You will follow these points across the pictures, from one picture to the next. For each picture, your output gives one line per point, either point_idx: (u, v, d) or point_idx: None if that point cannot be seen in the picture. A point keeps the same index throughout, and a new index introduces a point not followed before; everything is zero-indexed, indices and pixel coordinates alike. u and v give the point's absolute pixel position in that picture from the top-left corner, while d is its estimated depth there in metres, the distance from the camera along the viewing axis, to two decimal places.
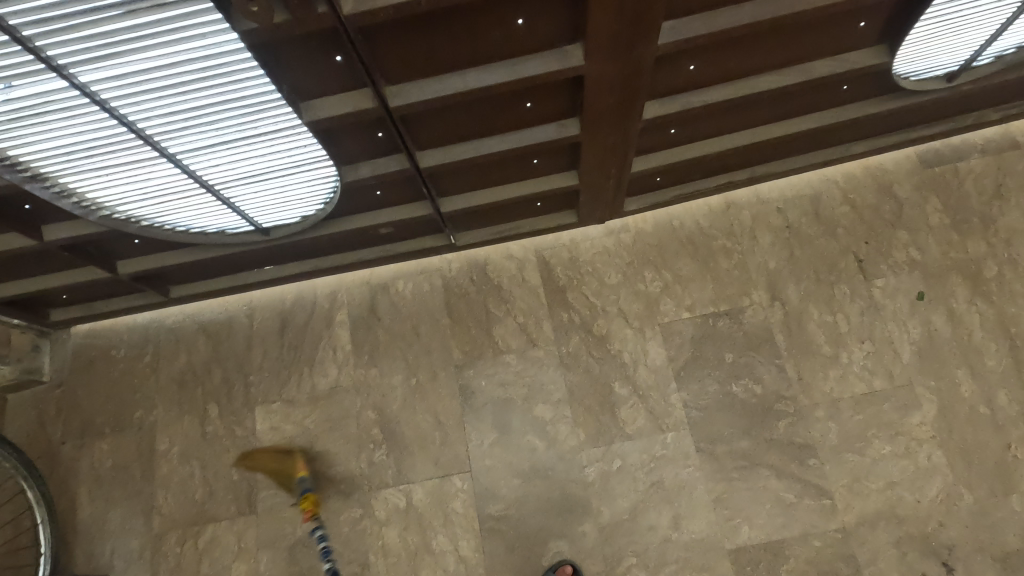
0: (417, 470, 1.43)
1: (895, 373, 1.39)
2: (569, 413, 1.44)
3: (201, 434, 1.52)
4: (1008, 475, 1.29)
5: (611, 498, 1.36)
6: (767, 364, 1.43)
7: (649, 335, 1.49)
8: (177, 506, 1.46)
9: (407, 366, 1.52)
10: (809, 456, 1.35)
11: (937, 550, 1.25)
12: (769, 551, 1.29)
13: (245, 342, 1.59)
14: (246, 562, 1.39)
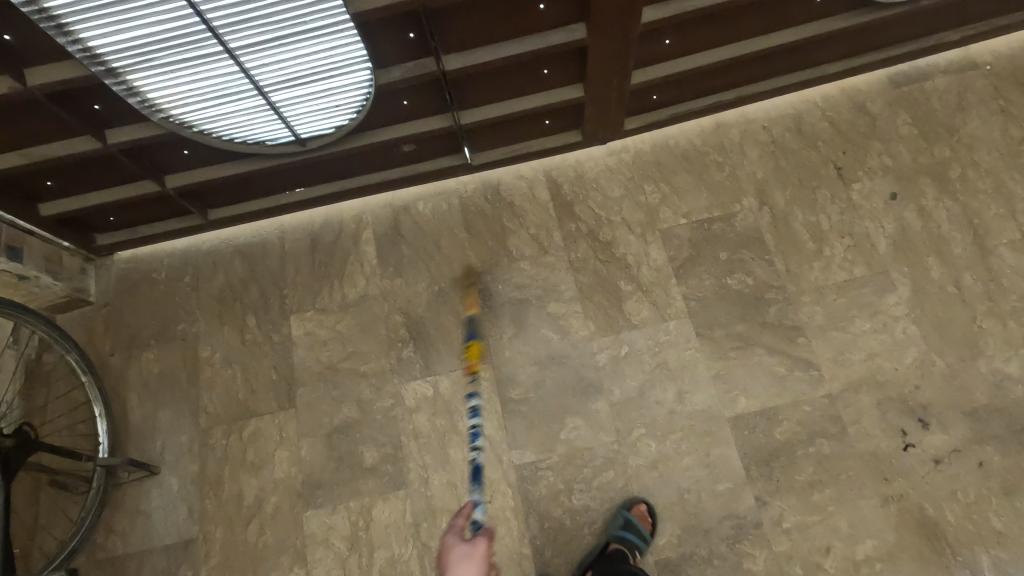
0: (443, 363, 1.56)
1: (873, 262, 1.54)
2: (581, 308, 1.58)
3: (241, 341, 1.64)
4: (974, 342, 1.44)
5: (621, 378, 1.50)
6: (759, 259, 1.58)
7: (650, 239, 1.63)
8: (221, 404, 1.58)
9: (430, 274, 1.66)
10: (798, 335, 1.49)
11: (914, 408, 1.40)
12: (765, 417, 1.43)
13: (279, 260, 1.72)
14: (288, 449, 1.51)
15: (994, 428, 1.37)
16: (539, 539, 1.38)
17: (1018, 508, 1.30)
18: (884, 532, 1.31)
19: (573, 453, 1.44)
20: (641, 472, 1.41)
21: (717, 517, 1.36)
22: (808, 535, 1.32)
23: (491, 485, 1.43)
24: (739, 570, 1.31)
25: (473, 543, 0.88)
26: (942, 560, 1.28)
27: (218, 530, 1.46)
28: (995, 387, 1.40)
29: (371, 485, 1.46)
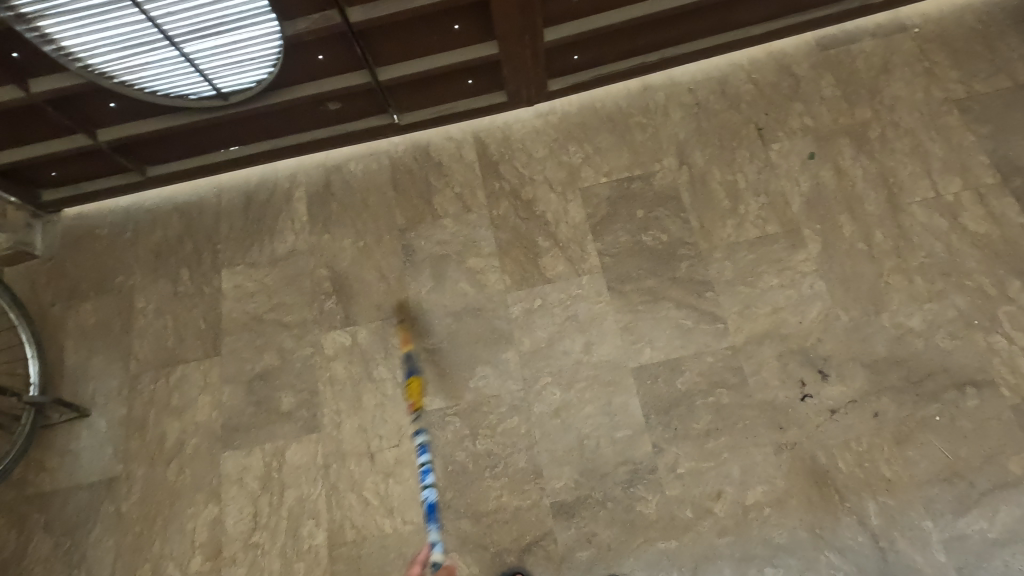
0: (363, 314, 1.60)
1: (786, 220, 1.56)
2: (498, 264, 1.62)
3: (173, 293, 1.70)
4: (879, 297, 1.45)
5: (532, 330, 1.53)
6: (673, 217, 1.60)
7: (571, 197, 1.66)
8: (151, 352, 1.64)
9: (356, 231, 1.70)
10: (707, 290, 1.51)
11: (814, 361, 1.41)
12: (668, 368, 1.45)
13: (214, 217, 1.78)
14: (210, 394, 1.57)
15: (891, 380, 1.38)
16: (441, 481, 1.42)
17: (908, 456, 1.31)
18: (775, 478, 1.33)
19: (480, 400, 1.48)
20: (543, 419, 1.44)
21: (613, 463, 1.38)
22: (700, 480, 1.35)
23: (400, 430, 1.48)
24: (631, 513, 1.34)
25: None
26: (830, 506, 1.29)
27: (140, 469, 1.52)
28: (896, 340, 1.41)
29: (286, 428, 1.51)
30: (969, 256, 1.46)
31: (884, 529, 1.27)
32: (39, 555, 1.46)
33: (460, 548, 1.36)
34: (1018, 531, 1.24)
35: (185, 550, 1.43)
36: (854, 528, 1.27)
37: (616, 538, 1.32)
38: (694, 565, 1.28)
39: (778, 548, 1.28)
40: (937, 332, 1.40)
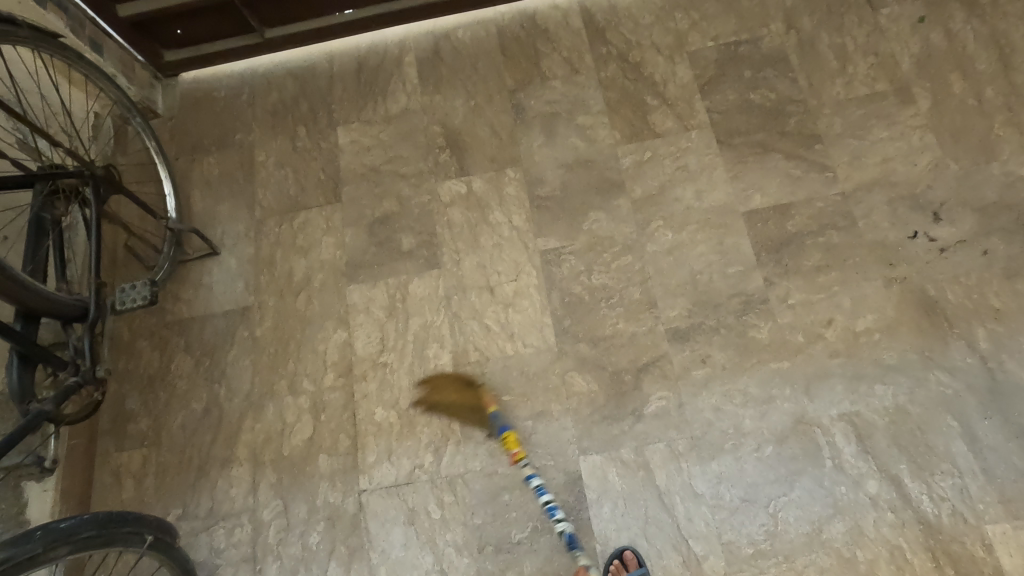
0: (477, 166, 1.68)
1: (896, 78, 1.59)
2: (607, 120, 1.67)
3: (292, 148, 1.78)
4: (990, 147, 1.49)
5: (643, 179, 1.59)
6: (782, 77, 1.64)
7: (678, 61, 1.71)
8: (275, 200, 1.73)
9: (467, 92, 1.77)
10: (816, 142, 1.56)
11: (925, 206, 1.47)
12: (778, 212, 1.51)
13: (327, 80, 1.85)
14: (334, 236, 1.66)
15: (1001, 223, 1.43)
16: (559, 311, 1.50)
17: (1017, 289, 1.37)
18: (885, 308, 1.39)
19: (595, 241, 1.55)
20: (656, 257, 1.51)
21: (726, 295, 1.46)
22: (811, 310, 1.41)
23: (517, 266, 1.56)
24: (744, 338, 1.41)
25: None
26: (940, 332, 1.36)
27: (271, 300, 1.62)
28: (1006, 187, 1.45)
29: (408, 265, 1.60)
30: None
31: (992, 352, 1.33)
32: (183, 372, 1.58)
33: (579, 367, 1.45)
34: None
35: (319, 368, 1.54)
36: (963, 351, 1.34)
37: (730, 359, 1.40)
38: (806, 382, 1.36)
39: (888, 367, 1.35)
40: None
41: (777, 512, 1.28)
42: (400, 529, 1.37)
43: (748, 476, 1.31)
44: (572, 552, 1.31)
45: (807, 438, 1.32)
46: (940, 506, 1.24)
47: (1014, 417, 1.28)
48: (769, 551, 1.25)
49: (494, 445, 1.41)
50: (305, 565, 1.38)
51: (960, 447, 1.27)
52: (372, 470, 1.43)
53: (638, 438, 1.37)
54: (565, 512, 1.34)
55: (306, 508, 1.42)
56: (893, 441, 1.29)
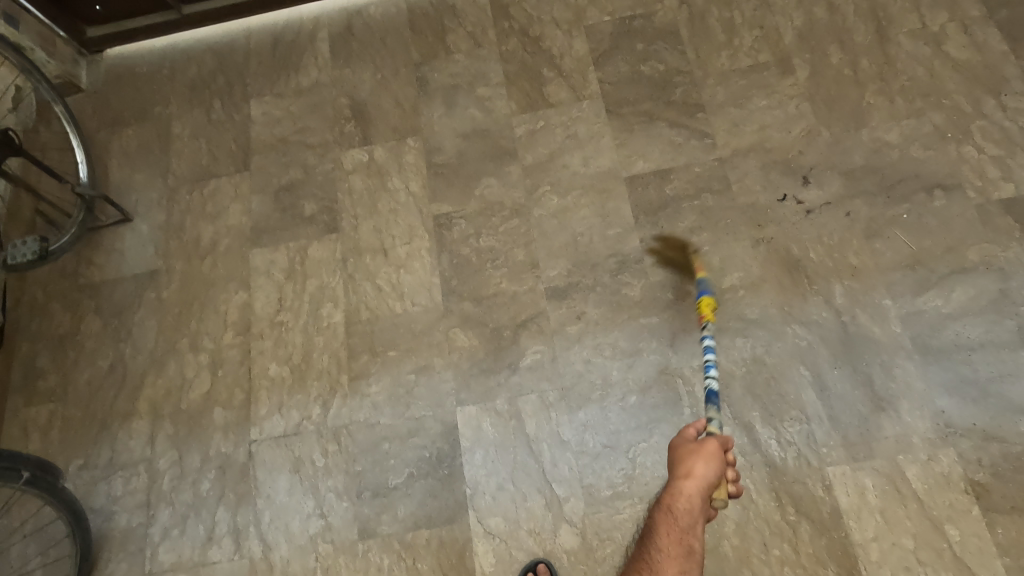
0: (379, 136, 1.74)
1: (778, 51, 1.65)
2: (505, 92, 1.73)
3: (207, 120, 1.85)
4: (860, 115, 1.55)
5: (535, 147, 1.66)
6: (672, 50, 1.70)
7: (575, 35, 1.77)
8: (188, 169, 1.80)
9: (374, 66, 1.83)
10: (699, 111, 1.62)
11: (797, 170, 1.53)
12: (658, 177, 1.57)
13: (244, 55, 1.91)
14: (242, 203, 1.73)
15: (866, 185, 1.49)
16: (447, 271, 1.57)
17: (875, 248, 1.43)
18: (751, 266, 1.46)
19: (485, 205, 1.61)
20: (542, 221, 1.58)
21: (604, 255, 1.52)
22: (682, 268, 1.48)
23: (411, 230, 1.62)
24: (618, 295, 1.48)
25: (701, 441, 1.05)
26: (799, 288, 1.42)
27: (179, 264, 1.69)
28: (873, 152, 1.51)
29: (309, 230, 1.66)
30: (949, 79, 1.55)
31: (847, 306, 1.39)
32: (92, 332, 1.64)
33: (462, 324, 1.51)
34: (969, 307, 1.35)
35: (219, 326, 1.60)
36: (820, 306, 1.40)
37: (603, 315, 1.47)
38: (672, 335, 1.42)
39: (750, 322, 1.41)
40: (911, 145, 1.51)
41: (636, 458, 1.34)
42: (286, 476, 1.44)
43: (612, 423, 1.38)
44: (443, 496, 1.37)
45: (669, 388, 1.38)
46: (787, 450, 1.30)
47: (862, 367, 1.34)
48: (625, 493, 1.32)
49: (378, 397, 1.48)
50: (194, 510, 1.44)
51: (809, 395, 1.34)
52: (263, 422, 1.49)
53: (512, 390, 1.43)
54: (440, 459, 1.40)
55: (200, 458, 1.48)
56: (748, 390, 1.35)
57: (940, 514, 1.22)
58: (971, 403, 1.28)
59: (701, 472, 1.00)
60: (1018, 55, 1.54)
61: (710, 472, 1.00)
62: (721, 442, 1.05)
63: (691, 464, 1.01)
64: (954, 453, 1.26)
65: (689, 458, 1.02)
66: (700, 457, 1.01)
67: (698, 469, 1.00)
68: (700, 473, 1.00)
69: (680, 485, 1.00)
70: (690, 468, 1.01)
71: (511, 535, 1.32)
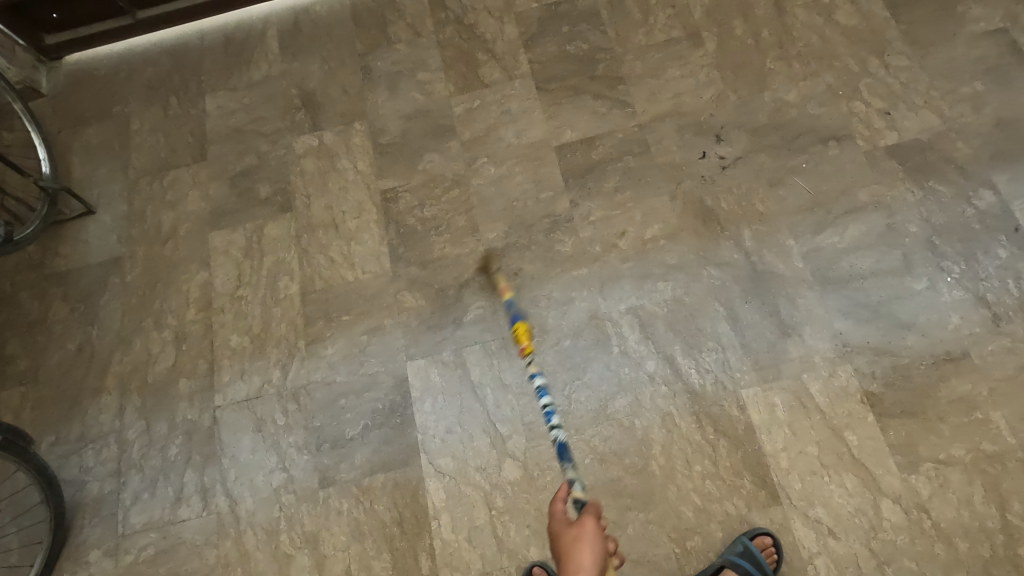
0: (328, 121, 1.86)
1: (689, 26, 1.81)
2: (444, 76, 1.87)
3: (165, 116, 1.95)
4: (764, 79, 1.71)
5: (472, 123, 1.79)
6: (594, 29, 1.85)
7: (506, 21, 1.91)
8: (148, 162, 1.89)
9: (322, 58, 1.95)
10: (620, 83, 1.77)
11: (709, 131, 1.68)
12: (584, 143, 1.71)
13: (198, 54, 2.02)
14: (200, 190, 1.83)
15: (769, 141, 1.64)
16: (394, 241, 1.68)
17: (779, 195, 1.58)
18: (670, 218, 1.60)
19: (428, 179, 1.74)
20: (481, 189, 1.71)
21: (538, 217, 1.65)
22: (608, 224, 1.62)
23: (360, 206, 1.74)
24: (551, 251, 1.61)
25: (579, 524, 1.03)
26: (713, 234, 1.57)
27: (141, 250, 1.78)
28: (775, 111, 1.67)
29: (264, 211, 1.77)
30: (840, 44, 1.72)
31: (755, 247, 1.54)
32: (60, 317, 1.73)
33: (410, 287, 1.63)
34: (861, 242, 1.51)
35: (182, 304, 1.70)
36: (731, 249, 1.55)
37: (538, 270, 1.60)
38: (601, 284, 1.56)
39: (670, 267, 1.55)
40: (808, 102, 1.67)
41: (572, 394, 1.47)
42: (249, 436, 1.53)
43: (549, 365, 1.50)
44: (397, 442, 1.48)
45: (599, 330, 1.51)
46: (705, 377, 1.44)
47: (769, 299, 1.48)
48: (563, 426, 1.44)
49: (334, 358, 1.58)
50: (164, 474, 1.52)
51: (723, 327, 1.48)
52: (226, 388, 1.59)
53: (457, 342, 1.55)
54: (392, 409, 1.51)
55: (167, 425, 1.57)
56: (670, 327, 1.49)
57: (840, 422, 1.36)
58: (865, 323, 1.43)
59: (588, 561, 0.98)
60: (899, 19, 1.72)
61: (596, 556, 0.99)
62: (596, 518, 1.04)
63: (579, 555, 0.99)
64: (851, 368, 1.40)
65: (574, 552, 1.00)
66: (585, 546, 1.00)
67: (585, 560, 0.98)
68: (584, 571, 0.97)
69: None
70: (579, 564, 0.98)
71: (460, 472, 1.43)
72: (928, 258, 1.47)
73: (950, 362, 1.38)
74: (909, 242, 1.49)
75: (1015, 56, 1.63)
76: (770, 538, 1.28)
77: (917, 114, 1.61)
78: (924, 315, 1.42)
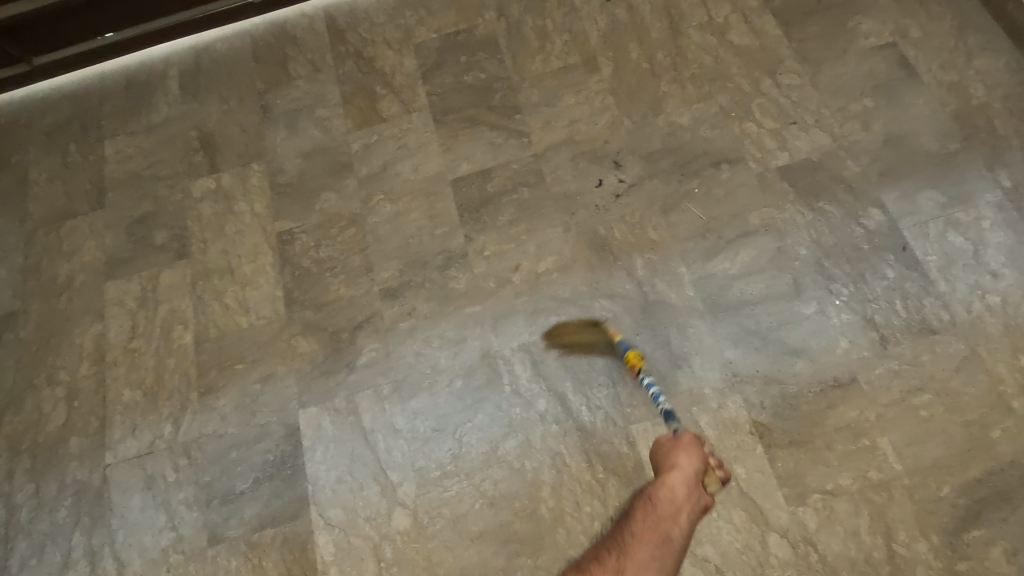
0: (226, 163, 1.83)
1: (585, 51, 1.79)
2: (342, 111, 1.84)
3: (63, 163, 1.91)
4: (658, 102, 1.69)
5: (369, 160, 1.76)
6: (492, 58, 1.83)
7: (405, 53, 1.89)
8: (45, 212, 1.86)
9: (221, 97, 1.93)
10: (516, 113, 1.75)
11: (604, 158, 1.66)
12: (480, 176, 1.69)
13: (98, 98, 1.99)
14: (96, 239, 1.79)
15: (663, 166, 1.63)
16: (289, 284, 1.65)
17: (671, 222, 1.56)
18: (563, 249, 1.58)
19: (324, 219, 1.71)
20: (376, 227, 1.68)
21: (433, 253, 1.63)
22: (502, 258, 1.59)
23: (256, 249, 1.71)
24: (445, 289, 1.58)
25: (677, 437, 1.14)
26: (605, 264, 1.54)
27: (36, 303, 1.74)
28: (669, 135, 1.66)
29: (161, 258, 1.74)
30: (733, 64, 1.70)
31: (647, 277, 1.52)
32: None
33: (304, 331, 1.60)
34: (752, 266, 1.49)
35: (75, 359, 1.66)
36: (623, 279, 1.52)
37: (432, 309, 1.57)
38: (494, 321, 1.53)
39: (562, 300, 1.53)
40: (701, 125, 1.65)
41: (462, 437, 1.44)
42: (139, 494, 1.49)
43: (441, 408, 1.47)
44: (287, 494, 1.45)
45: (491, 368, 1.49)
46: (596, 414, 1.41)
47: (661, 330, 1.46)
48: (453, 471, 1.41)
49: (226, 409, 1.55)
50: (52, 537, 1.48)
51: (614, 361, 1.45)
52: (117, 445, 1.55)
53: (350, 388, 1.52)
54: (283, 460, 1.48)
55: (56, 486, 1.53)
56: (561, 363, 1.46)
57: (729, 456, 1.34)
58: (755, 352, 1.41)
59: (683, 464, 1.08)
60: (791, 37, 1.71)
61: (691, 462, 1.08)
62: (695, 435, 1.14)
63: (676, 458, 1.09)
64: (740, 399, 1.38)
65: (674, 452, 1.10)
66: (683, 452, 1.10)
67: (681, 461, 1.08)
68: (681, 467, 1.07)
69: (665, 476, 1.07)
70: (679, 461, 1.08)
71: (350, 523, 1.40)
72: (818, 281, 1.45)
73: (838, 388, 1.36)
74: (799, 265, 1.47)
75: (904, 71, 1.62)
76: None
77: (808, 134, 1.59)
78: (813, 340, 1.40)
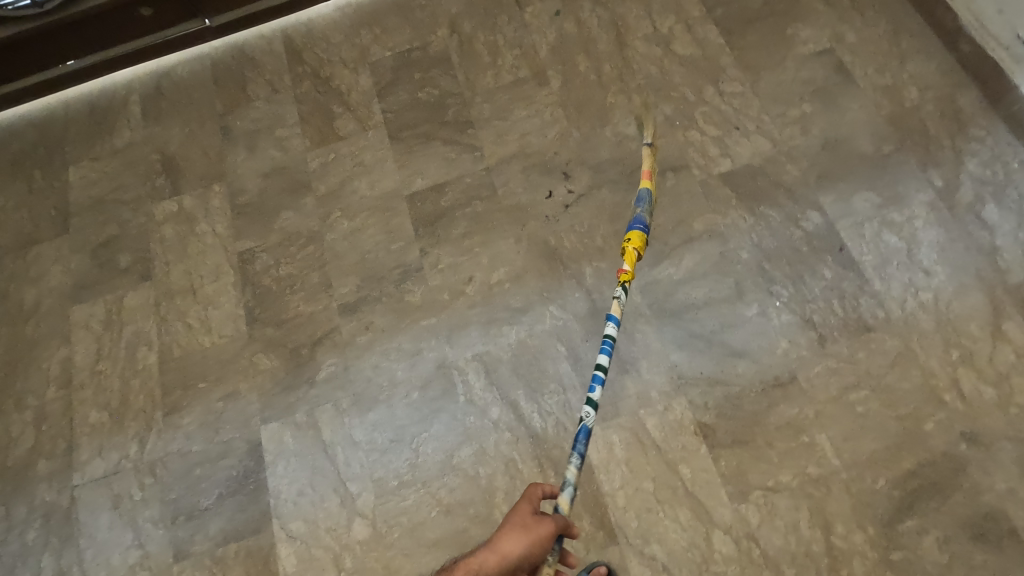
0: (188, 185, 1.87)
1: (535, 65, 1.84)
2: (300, 131, 1.88)
3: (28, 190, 1.95)
4: (605, 113, 1.74)
5: (327, 177, 1.80)
6: (445, 75, 1.87)
7: (361, 71, 1.93)
8: (11, 238, 1.89)
9: (183, 120, 1.96)
10: (469, 127, 1.79)
11: (553, 170, 1.70)
12: (434, 191, 1.73)
13: (61, 125, 2.03)
14: (62, 264, 1.83)
15: (611, 175, 1.67)
16: (250, 302, 1.69)
17: (619, 230, 1.61)
18: (515, 260, 1.62)
19: (284, 237, 1.75)
20: (334, 243, 1.72)
21: (389, 268, 1.67)
22: (456, 270, 1.63)
23: (218, 269, 1.75)
24: (401, 302, 1.62)
25: (538, 519, 1.08)
26: (556, 273, 1.59)
27: (4, 329, 1.78)
28: (616, 145, 1.70)
29: (125, 281, 1.77)
30: (677, 74, 1.75)
31: (595, 285, 1.56)
32: None
33: (265, 348, 1.63)
34: (696, 271, 1.53)
35: (42, 383, 1.69)
36: (573, 288, 1.57)
37: (389, 323, 1.61)
38: (448, 332, 1.57)
39: (514, 310, 1.57)
40: (647, 134, 1.70)
41: (418, 447, 1.48)
42: (106, 513, 1.53)
43: (398, 419, 1.51)
44: (250, 508, 1.48)
45: (446, 379, 1.53)
46: (547, 420, 1.45)
47: None
48: (410, 480, 1.45)
49: (191, 427, 1.58)
50: (22, 559, 1.52)
51: (564, 368, 1.49)
52: (84, 466, 1.58)
53: (310, 403, 1.56)
54: (246, 475, 1.51)
55: (25, 509, 1.56)
56: (514, 371, 1.51)
57: (675, 456, 1.38)
58: (699, 354, 1.46)
59: (509, 550, 1.04)
60: (732, 46, 1.76)
61: (517, 552, 1.04)
62: (554, 533, 1.08)
63: (510, 540, 1.05)
64: (685, 401, 1.42)
65: (515, 535, 1.05)
66: (525, 540, 1.05)
67: (508, 549, 1.04)
68: (508, 550, 1.04)
69: (486, 555, 1.03)
70: (507, 548, 1.04)
71: (311, 534, 1.44)
72: (759, 283, 1.50)
73: (779, 387, 1.40)
74: (741, 269, 1.52)
75: (841, 76, 1.67)
76: (604, 567, 1.31)
77: (749, 140, 1.64)
78: (754, 341, 1.45)
